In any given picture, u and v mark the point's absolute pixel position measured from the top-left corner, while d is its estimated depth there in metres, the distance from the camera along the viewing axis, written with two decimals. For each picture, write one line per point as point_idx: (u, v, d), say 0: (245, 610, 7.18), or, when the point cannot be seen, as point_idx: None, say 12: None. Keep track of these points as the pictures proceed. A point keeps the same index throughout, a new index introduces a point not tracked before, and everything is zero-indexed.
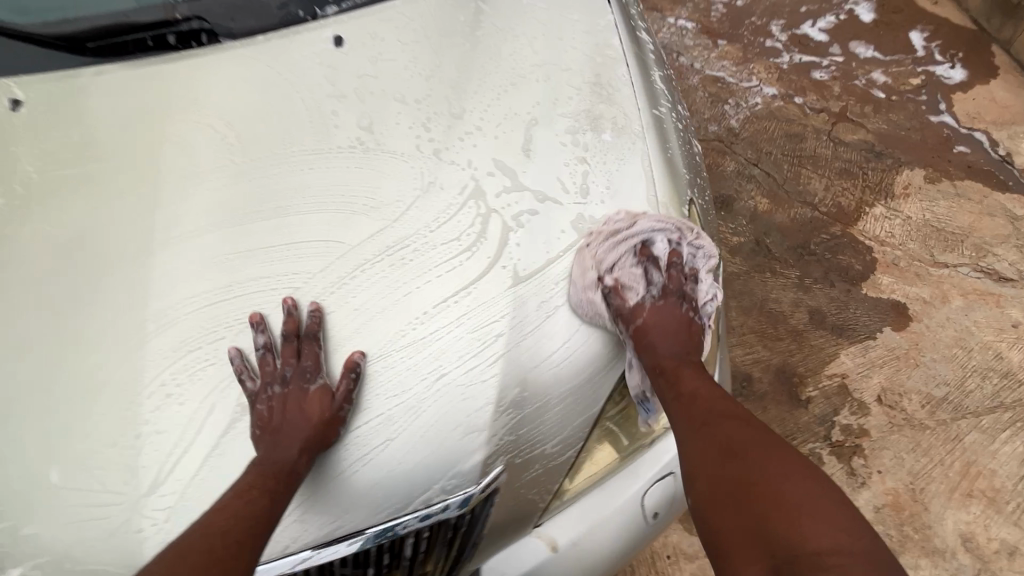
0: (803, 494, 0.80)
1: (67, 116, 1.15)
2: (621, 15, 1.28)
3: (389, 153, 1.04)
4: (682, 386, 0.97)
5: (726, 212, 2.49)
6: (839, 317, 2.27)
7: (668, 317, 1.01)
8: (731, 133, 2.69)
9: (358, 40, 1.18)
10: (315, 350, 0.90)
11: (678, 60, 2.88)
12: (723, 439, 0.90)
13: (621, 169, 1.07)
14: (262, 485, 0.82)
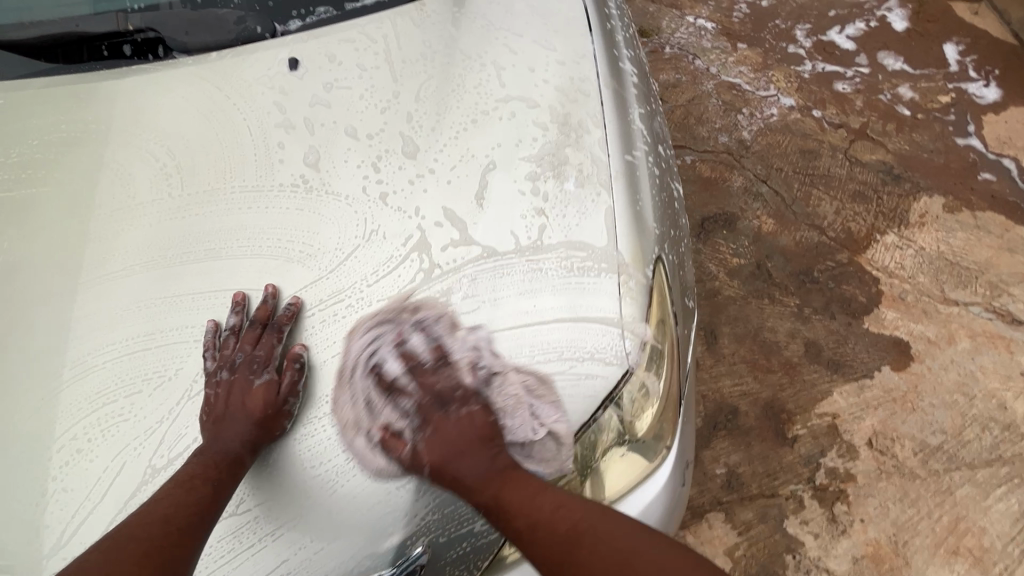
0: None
1: (6, 135, 1.09)
2: (603, 43, 1.17)
3: (333, 195, 0.97)
4: (518, 515, 0.83)
5: (727, 233, 2.23)
6: (836, 351, 2.00)
7: (447, 434, 0.87)
8: (742, 146, 2.43)
9: (315, 64, 1.10)
10: (273, 341, 0.90)
11: (690, 64, 2.67)
12: (588, 566, 0.80)
13: (582, 222, 0.98)
14: (206, 472, 0.81)
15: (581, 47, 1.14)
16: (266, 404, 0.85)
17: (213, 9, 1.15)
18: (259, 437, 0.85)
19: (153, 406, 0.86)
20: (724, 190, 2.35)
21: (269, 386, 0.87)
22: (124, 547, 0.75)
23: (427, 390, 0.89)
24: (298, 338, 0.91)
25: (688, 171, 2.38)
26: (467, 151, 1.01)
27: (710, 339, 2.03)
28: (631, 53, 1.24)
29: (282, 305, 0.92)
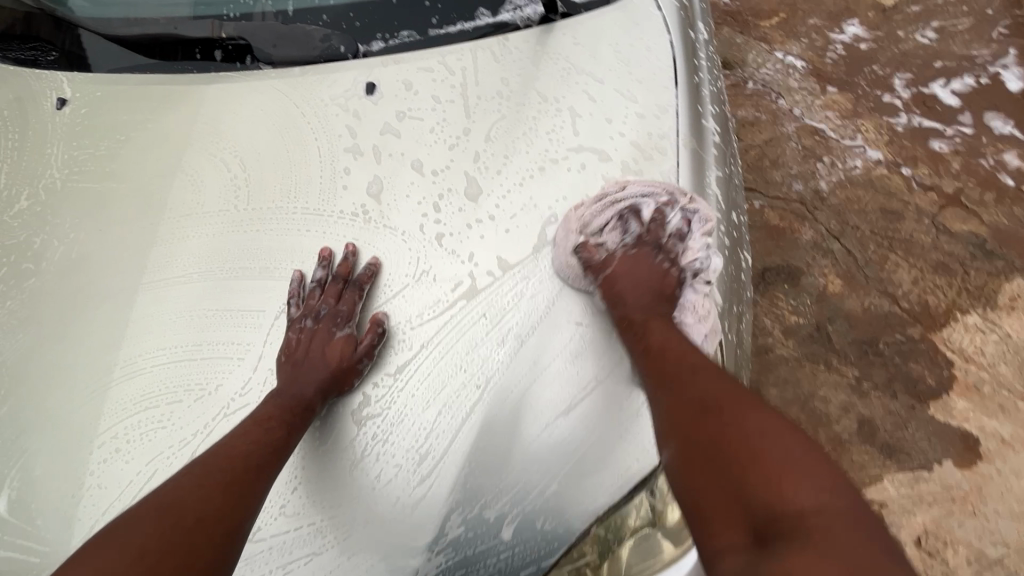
0: (781, 448, 0.74)
1: (97, 129, 1.15)
2: (688, 96, 1.11)
3: (391, 231, 0.97)
4: (652, 337, 0.91)
5: (789, 287, 2.08)
6: (893, 435, 1.84)
7: (642, 266, 1.05)
8: (817, 197, 2.24)
9: (392, 90, 1.09)
10: (355, 299, 0.94)
11: (771, 103, 2.47)
12: (696, 392, 0.83)
13: None
14: (281, 415, 0.85)
15: (662, 100, 1.08)
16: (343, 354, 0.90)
17: (302, 24, 1.17)
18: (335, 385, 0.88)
19: (189, 419, 0.87)
20: (791, 243, 2.18)
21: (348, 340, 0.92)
22: (210, 476, 0.78)
23: (648, 236, 1.07)
24: (376, 305, 0.94)
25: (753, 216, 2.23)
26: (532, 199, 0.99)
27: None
28: (716, 108, 1.18)
29: (359, 263, 0.96)
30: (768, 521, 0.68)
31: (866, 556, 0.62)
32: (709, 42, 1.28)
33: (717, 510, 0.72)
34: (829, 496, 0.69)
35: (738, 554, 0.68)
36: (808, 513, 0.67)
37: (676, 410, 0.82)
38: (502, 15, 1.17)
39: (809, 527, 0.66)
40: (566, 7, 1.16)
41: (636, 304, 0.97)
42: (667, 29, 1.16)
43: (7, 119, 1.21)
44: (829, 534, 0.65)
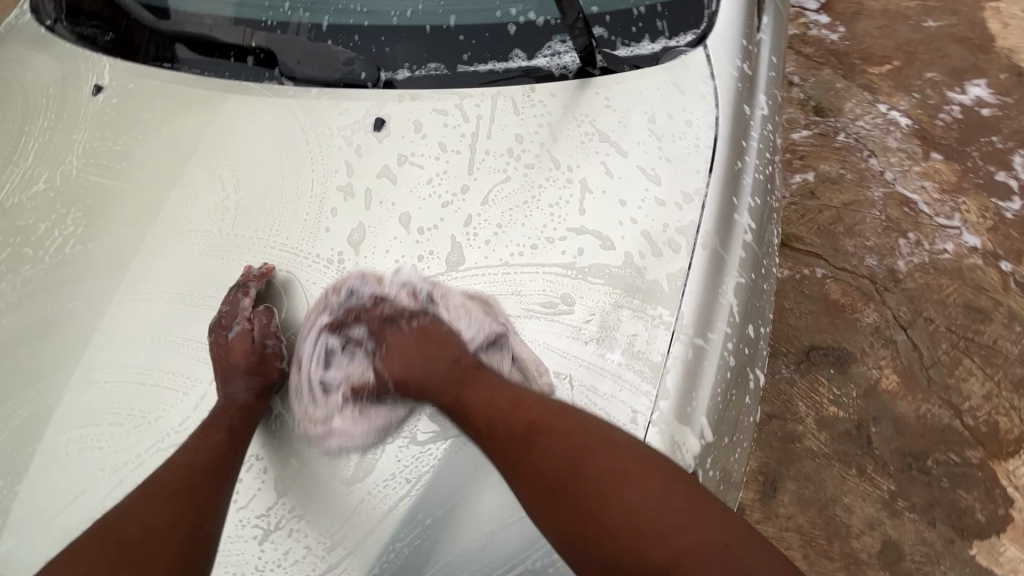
0: (635, 502, 0.73)
1: (121, 122, 1.16)
2: (723, 185, 0.97)
3: (361, 285, 0.92)
4: (477, 415, 0.84)
5: (835, 373, 1.78)
6: (920, 568, 1.56)
7: (400, 346, 0.91)
8: (890, 278, 1.91)
9: (400, 130, 1.03)
10: (239, 298, 0.91)
11: (859, 158, 2.15)
12: (545, 465, 0.79)
13: (607, 409, 0.83)
14: (217, 422, 0.83)
15: (690, 185, 0.95)
16: (252, 346, 0.89)
17: (331, 44, 1.13)
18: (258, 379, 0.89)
19: (122, 446, 0.85)
20: (848, 324, 1.86)
21: (245, 334, 0.90)
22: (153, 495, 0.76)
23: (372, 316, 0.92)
24: (274, 294, 0.94)
25: (813, 287, 1.93)
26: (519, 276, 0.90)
27: (766, 491, 1.67)
28: (756, 201, 1.03)
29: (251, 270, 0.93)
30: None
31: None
32: (769, 122, 1.13)
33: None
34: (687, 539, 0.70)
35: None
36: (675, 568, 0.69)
37: (534, 497, 0.77)
38: (537, 60, 1.08)
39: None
40: (607, 62, 1.06)
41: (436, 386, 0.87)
42: (714, 105, 1.02)
43: (49, 99, 1.25)
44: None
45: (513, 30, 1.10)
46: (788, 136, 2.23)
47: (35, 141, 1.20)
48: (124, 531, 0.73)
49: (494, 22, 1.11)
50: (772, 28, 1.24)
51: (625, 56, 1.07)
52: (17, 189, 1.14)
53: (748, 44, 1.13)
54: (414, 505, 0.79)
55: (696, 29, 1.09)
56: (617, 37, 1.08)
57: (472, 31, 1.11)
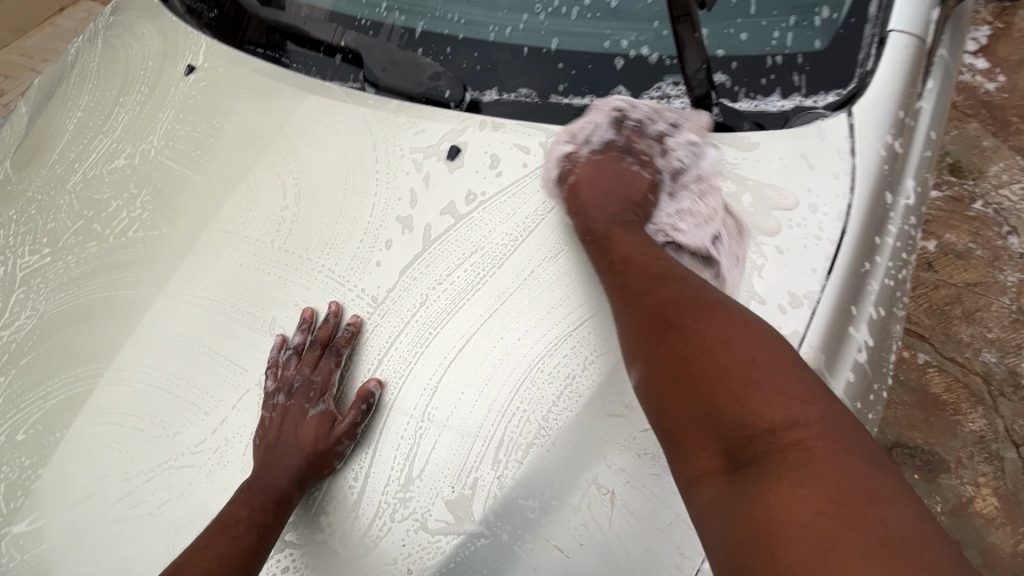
0: (757, 358, 0.65)
1: (204, 107, 1.14)
2: (844, 289, 0.80)
3: (396, 329, 0.84)
4: (614, 251, 0.84)
5: (921, 482, 1.51)
6: None
7: (609, 173, 0.97)
8: (1011, 382, 1.60)
9: (476, 162, 0.94)
10: (331, 366, 0.83)
11: (996, 234, 1.81)
12: (660, 304, 0.75)
13: (652, 550, 0.69)
14: (246, 508, 0.75)
15: (800, 285, 0.80)
16: (322, 431, 0.79)
17: (420, 54, 1.05)
18: (312, 472, 0.78)
19: (142, 455, 0.84)
20: (948, 425, 1.57)
21: (325, 415, 0.81)
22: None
23: (625, 134, 0.98)
24: (362, 372, 0.83)
25: (909, 372, 1.65)
26: (555, 349, 0.78)
27: None
28: (881, 310, 0.84)
29: (341, 327, 0.85)
30: (741, 444, 0.62)
31: (849, 482, 0.56)
32: (913, 214, 0.92)
33: (688, 432, 0.66)
34: (806, 410, 0.61)
35: (711, 474, 0.63)
36: (779, 430, 0.61)
37: (640, 324, 0.75)
38: (641, 101, 0.95)
39: (783, 446, 0.60)
40: (723, 116, 0.91)
41: (600, 211, 0.91)
42: (849, 188, 0.85)
43: (147, 72, 1.26)
44: (804, 451, 0.59)
45: (621, 64, 0.96)
46: None
47: (126, 113, 1.21)
48: None
49: (600, 52, 0.98)
50: (935, 93, 1.02)
51: (747, 109, 0.92)
52: (102, 160, 1.15)
53: (905, 114, 0.92)
54: None
55: (841, 88, 0.90)
56: (741, 87, 0.93)
57: (575, 60, 0.98)
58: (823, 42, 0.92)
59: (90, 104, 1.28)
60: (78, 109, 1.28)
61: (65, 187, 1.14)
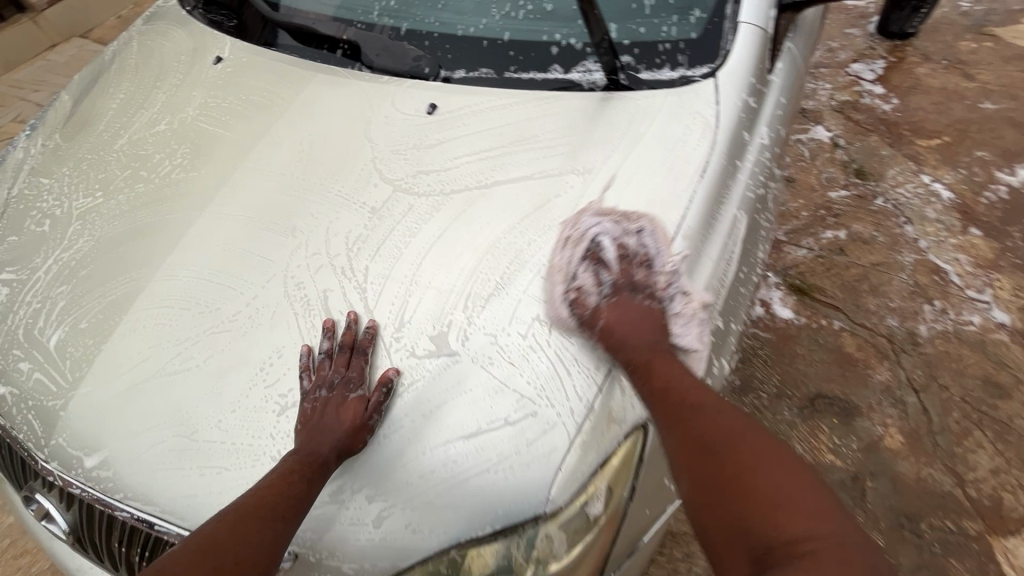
0: (777, 481, 0.83)
1: (231, 86, 1.44)
2: (712, 188, 1.13)
3: (390, 225, 1.12)
4: (658, 379, 0.97)
5: (839, 423, 2.30)
6: None
7: (628, 308, 1.07)
8: (910, 341, 2.50)
9: (449, 116, 1.25)
10: (361, 364, 0.99)
11: (899, 227, 2.90)
12: (699, 430, 0.92)
13: (576, 354, 0.98)
14: (300, 470, 0.91)
15: (680, 184, 1.11)
16: (359, 416, 0.95)
17: (405, 44, 1.38)
18: (346, 449, 0.94)
19: (190, 325, 1.08)
20: (861, 378, 2.41)
21: (360, 402, 0.97)
22: (244, 522, 0.86)
23: (623, 274, 1.10)
24: (361, 252, 1.09)
25: (831, 336, 2.54)
26: (509, 232, 1.07)
27: None
28: (742, 214, 1.19)
29: (360, 330, 1.02)
30: (766, 551, 0.78)
31: None
32: (767, 151, 1.29)
33: (724, 541, 0.83)
34: (823, 528, 0.78)
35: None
36: (800, 541, 0.76)
37: (683, 449, 0.91)
38: (572, 75, 1.28)
39: (800, 554, 0.75)
40: (630, 82, 1.25)
41: (638, 344, 1.01)
42: (716, 125, 1.19)
43: (181, 63, 1.56)
44: (816, 560, 0.74)
45: (555, 50, 1.31)
46: (828, 195, 3.09)
47: (164, 92, 1.50)
48: (222, 547, 0.85)
49: (540, 42, 1.32)
50: (785, 73, 1.42)
51: (647, 78, 1.25)
52: (146, 126, 1.42)
53: (758, 82, 1.29)
54: (408, 402, 0.96)
55: (711, 63, 1.25)
56: (642, 64, 1.27)
57: (521, 48, 1.33)
58: (697, 33, 1.28)
59: (129, 89, 1.56)
60: (119, 93, 1.56)
61: (113, 148, 1.41)
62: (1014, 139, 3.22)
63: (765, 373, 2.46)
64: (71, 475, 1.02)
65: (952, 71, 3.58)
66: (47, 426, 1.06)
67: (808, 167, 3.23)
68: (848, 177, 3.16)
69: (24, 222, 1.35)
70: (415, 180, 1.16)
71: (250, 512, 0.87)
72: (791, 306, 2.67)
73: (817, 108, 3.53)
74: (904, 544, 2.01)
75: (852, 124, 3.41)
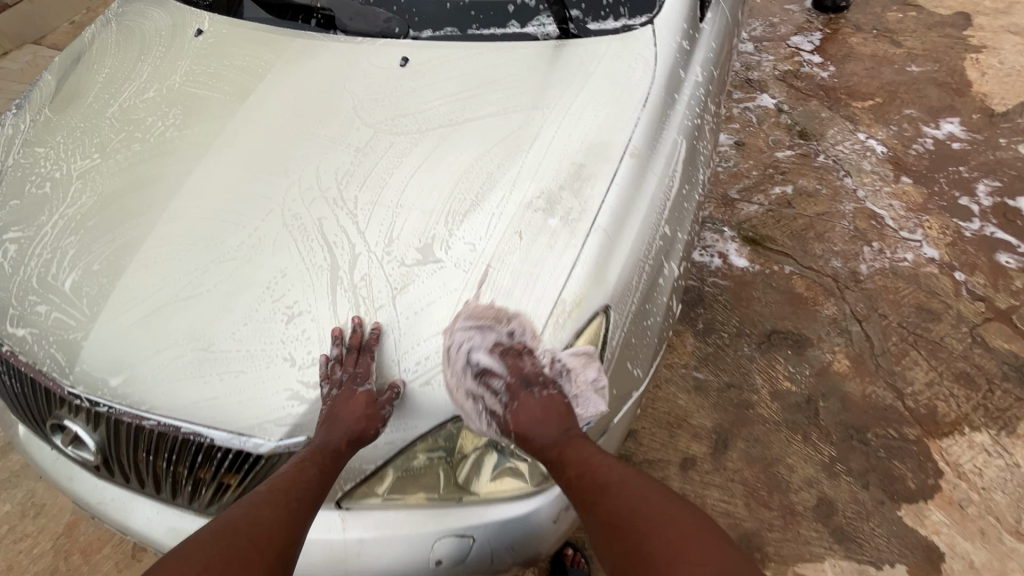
0: (672, 540, 0.94)
1: (214, 55, 1.55)
2: (654, 114, 1.31)
3: (374, 160, 1.26)
4: (568, 466, 1.06)
5: (792, 354, 2.52)
6: (849, 522, 2.08)
7: (530, 407, 1.08)
8: (852, 279, 2.75)
9: (420, 67, 1.39)
10: (369, 361, 1.06)
11: (840, 180, 3.16)
12: (607, 508, 1.02)
13: (544, 253, 1.13)
14: (313, 458, 1.02)
15: (625, 111, 1.28)
16: (367, 407, 1.04)
17: (376, 9, 1.51)
18: (355, 437, 1.03)
19: (198, 258, 1.19)
20: (811, 314, 2.64)
21: (370, 395, 1.04)
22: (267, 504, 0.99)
23: (514, 371, 1.10)
24: (350, 184, 1.23)
25: (783, 280, 2.76)
26: (480, 159, 1.23)
27: (718, 447, 2.27)
28: (681, 139, 1.37)
29: (366, 331, 1.08)
30: None
31: None
32: (700, 88, 1.48)
33: None
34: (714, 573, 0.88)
35: None
36: None
37: (599, 529, 1.02)
38: (528, 28, 1.43)
39: None
40: (578, 31, 1.41)
41: (545, 442, 1.07)
42: (655, 62, 1.37)
43: (162, 38, 1.66)
44: None
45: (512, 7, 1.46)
46: (775, 154, 3.31)
47: (149, 65, 1.60)
48: (249, 526, 0.97)
49: None
50: (712, 24, 1.62)
51: (593, 27, 1.42)
52: (135, 95, 1.52)
53: (688, 29, 1.49)
54: (400, 303, 1.10)
55: (649, 13, 1.43)
56: (589, 16, 1.43)
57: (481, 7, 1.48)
58: None
59: (114, 64, 1.65)
60: (104, 69, 1.65)
61: (105, 116, 1.50)
62: (937, 98, 3.52)
63: (725, 316, 2.66)
64: (98, 395, 1.13)
65: (881, 39, 3.88)
66: (71, 355, 1.17)
67: (756, 131, 3.45)
68: (793, 138, 3.39)
69: (23, 187, 1.44)
70: (393, 122, 1.31)
71: (274, 494, 0.99)
72: (746, 256, 2.87)
73: (763, 79, 3.74)
74: (854, 452, 2.24)
75: (794, 91, 3.66)
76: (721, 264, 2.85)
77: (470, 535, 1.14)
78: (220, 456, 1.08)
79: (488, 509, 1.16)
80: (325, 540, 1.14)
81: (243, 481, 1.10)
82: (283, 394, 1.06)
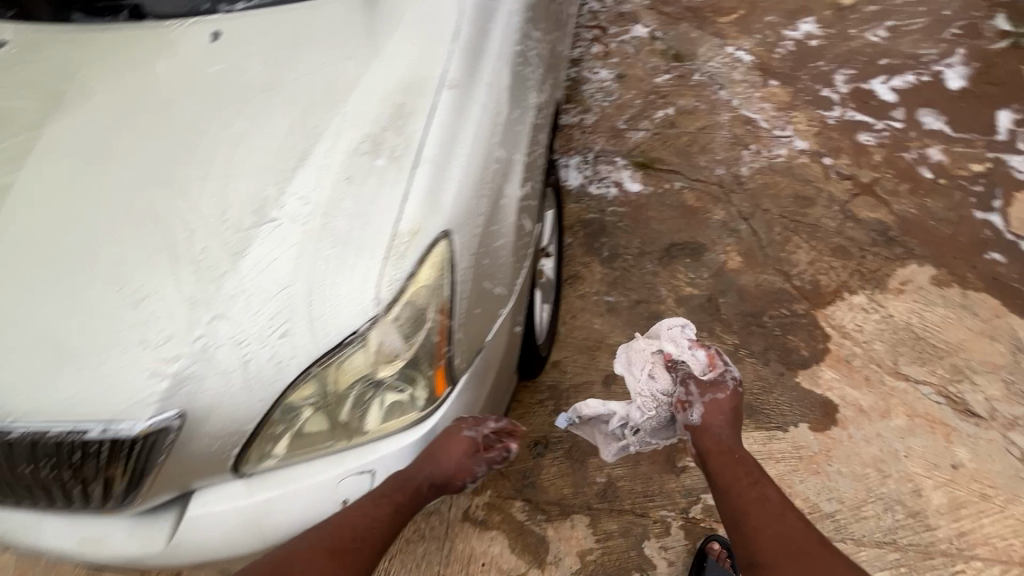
0: None
1: (21, 63, 1.48)
2: (467, 45, 1.36)
3: (201, 136, 1.26)
4: (759, 499, 1.30)
5: (690, 261, 2.68)
6: (757, 398, 2.29)
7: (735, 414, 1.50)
8: (735, 182, 2.93)
9: (234, 38, 1.38)
10: (488, 423, 1.32)
11: (716, 94, 3.32)
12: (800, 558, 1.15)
13: (374, 193, 1.18)
14: (396, 491, 1.24)
15: (436, 46, 1.33)
16: (465, 456, 1.26)
17: None
18: (446, 475, 1.27)
19: (36, 264, 1.18)
20: (703, 221, 2.81)
21: (470, 447, 1.27)
22: (339, 528, 1.19)
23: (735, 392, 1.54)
24: (178, 163, 1.23)
25: (675, 196, 2.91)
26: (302, 116, 1.25)
27: None
28: (502, 66, 1.42)
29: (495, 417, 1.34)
30: None
31: None
32: (518, 14, 1.54)
33: None
34: None
35: None
36: None
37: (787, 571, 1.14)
38: None
39: None
40: None
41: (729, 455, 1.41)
42: None
43: None
44: None
45: None
46: (654, 81, 3.41)
47: None
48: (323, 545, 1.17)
49: None
50: None
51: None
52: None
53: None
54: (244, 267, 1.13)
55: None
56: None
57: None
58: None
59: None
60: None
61: None
62: (793, 2, 3.71)
63: (627, 240, 2.79)
64: None
65: None
66: None
67: (634, 60, 3.52)
68: (668, 62, 3.50)
69: None
70: (213, 96, 1.31)
71: (348, 520, 1.20)
72: (638, 181, 2.99)
73: (634, 10, 3.79)
74: (754, 335, 2.44)
75: (663, 17, 3.74)
76: (617, 192, 2.96)
77: (369, 470, 1.21)
78: (97, 448, 1.09)
79: (379, 445, 1.22)
80: (235, 508, 1.18)
81: (128, 467, 1.10)
82: (143, 373, 1.08)
